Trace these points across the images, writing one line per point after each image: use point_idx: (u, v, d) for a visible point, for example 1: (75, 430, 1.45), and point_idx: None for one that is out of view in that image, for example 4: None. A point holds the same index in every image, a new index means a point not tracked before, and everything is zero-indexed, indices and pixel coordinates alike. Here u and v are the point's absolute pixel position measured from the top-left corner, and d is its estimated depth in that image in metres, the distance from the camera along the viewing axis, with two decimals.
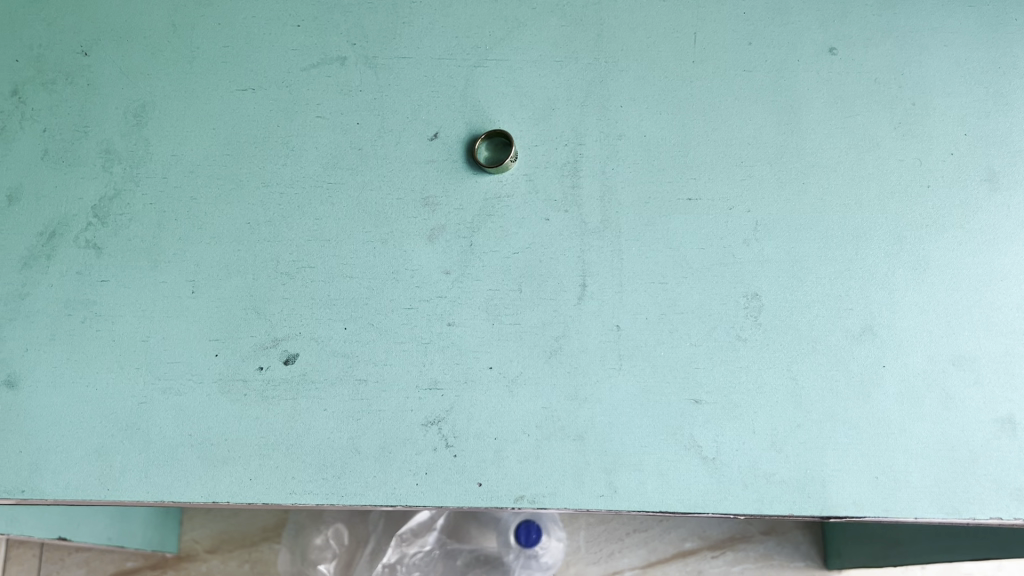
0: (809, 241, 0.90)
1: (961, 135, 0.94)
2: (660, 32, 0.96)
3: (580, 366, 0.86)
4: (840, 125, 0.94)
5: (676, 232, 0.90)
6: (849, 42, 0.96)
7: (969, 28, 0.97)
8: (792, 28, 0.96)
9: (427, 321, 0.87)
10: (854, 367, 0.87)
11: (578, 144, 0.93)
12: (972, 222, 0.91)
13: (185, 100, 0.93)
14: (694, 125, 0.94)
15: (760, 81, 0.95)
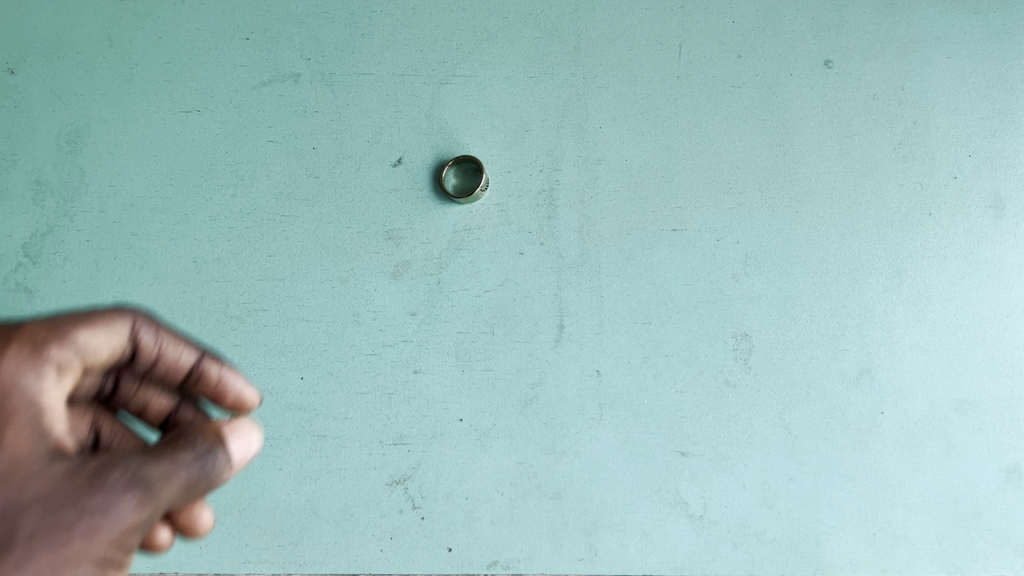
0: (803, 275, 0.84)
1: (964, 157, 0.87)
2: (642, 44, 0.88)
3: (557, 416, 0.80)
4: (836, 146, 0.87)
5: (659, 268, 0.84)
6: (847, 54, 0.89)
7: (974, 38, 0.90)
8: (785, 38, 0.89)
9: (392, 369, 0.80)
10: (851, 414, 0.81)
11: (554, 170, 0.85)
12: (976, 253, 0.85)
13: (123, 125, 0.85)
14: (679, 147, 0.86)
15: (751, 97, 0.88)
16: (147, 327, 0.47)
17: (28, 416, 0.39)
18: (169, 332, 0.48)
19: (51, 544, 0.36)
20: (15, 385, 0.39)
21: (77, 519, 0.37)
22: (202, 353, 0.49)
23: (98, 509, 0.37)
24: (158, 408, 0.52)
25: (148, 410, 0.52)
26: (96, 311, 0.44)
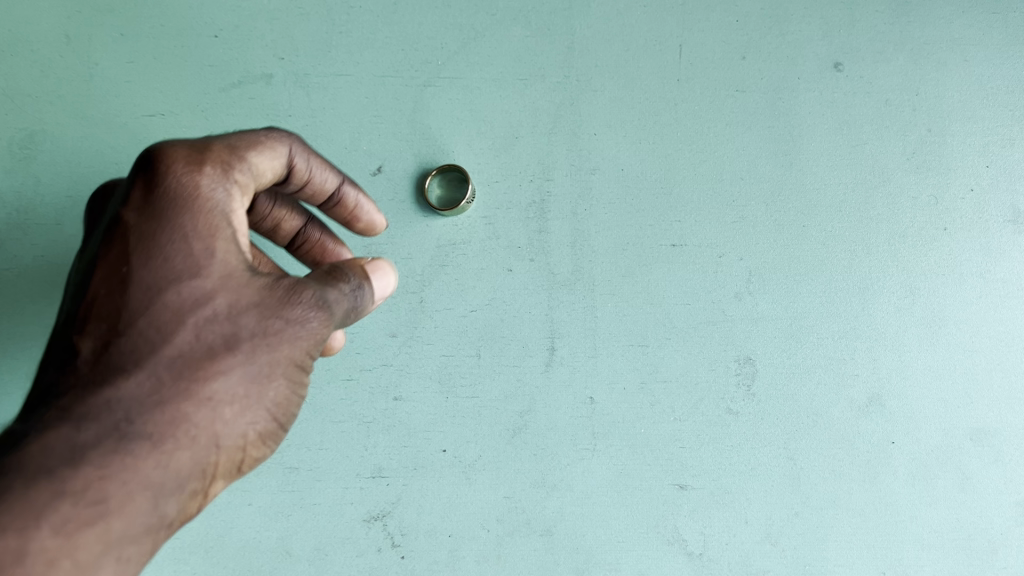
0: (810, 294, 0.79)
1: (982, 167, 0.82)
2: (640, 44, 0.83)
3: (547, 447, 0.75)
4: (846, 155, 0.82)
5: (657, 286, 0.78)
6: (858, 56, 0.84)
7: (993, 40, 0.85)
8: (792, 39, 0.84)
9: (370, 396, 0.75)
10: (860, 444, 0.76)
11: (545, 180, 0.80)
12: (994, 272, 0.80)
13: (81, 129, 0.79)
14: (679, 156, 0.81)
15: (755, 102, 0.82)
16: (300, 152, 0.56)
17: (229, 231, 0.47)
18: (317, 158, 0.57)
19: (268, 347, 0.45)
20: (215, 203, 0.47)
21: (281, 326, 0.46)
22: (341, 178, 0.59)
23: (294, 321, 0.46)
24: (288, 228, 0.63)
25: (281, 230, 0.63)
26: (260, 137, 0.52)
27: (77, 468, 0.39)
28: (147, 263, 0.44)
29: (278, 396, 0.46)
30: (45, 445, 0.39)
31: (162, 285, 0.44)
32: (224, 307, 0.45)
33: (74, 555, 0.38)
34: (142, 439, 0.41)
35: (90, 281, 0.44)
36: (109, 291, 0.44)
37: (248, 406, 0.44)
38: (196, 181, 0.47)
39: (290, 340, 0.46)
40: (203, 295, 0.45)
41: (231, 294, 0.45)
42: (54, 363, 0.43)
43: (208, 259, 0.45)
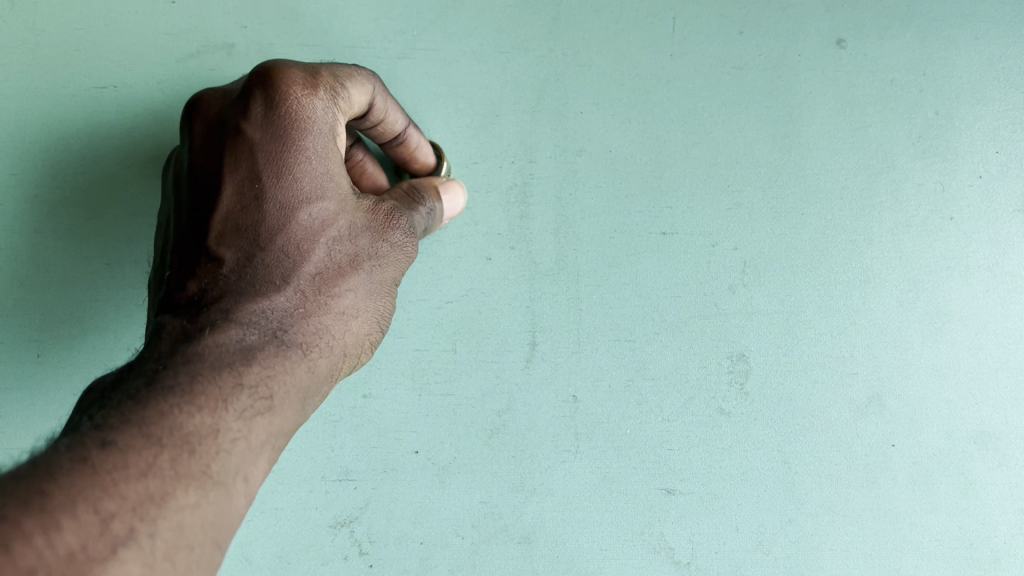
0: (808, 287, 0.74)
1: (991, 153, 0.77)
2: (631, 16, 0.77)
3: (526, 449, 0.71)
4: (848, 139, 0.77)
5: (646, 277, 0.73)
6: (863, 32, 0.78)
7: (1006, 16, 0.79)
8: (793, 13, 0.78)
9: (337, 393, 0.70)
10: (858, 446, 0.72)
11: (527, 162, 0.74)
12: (1002, 265, 0.75)
13: (25, 101, 0.73)
14: (671, 137, 0.76)
15: (753, 81, 0.77)
16: (380, 91, 0.64)
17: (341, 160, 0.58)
18: (392, 100, 0.65)
19: (378, 266, 0.59)
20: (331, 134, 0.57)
21: (391, 250, 0.60)
22: (408, 124, 0.67)
23: (399, 246, 0.61)
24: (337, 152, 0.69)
25: None
26: (353, 72, 0.60)
27: (249, 363, 0.50)
28: (280, 183, 0.55)
29: (383, 311, 0.60)
30: (219, 343, 0.50)
31: (295, 205, 0.55)
32: (343, 229, 0.57)
33: (249, 436, 0.47)
34: (294, 346, 0.53)
35: (228, 198, 0.55)
36: (250, 204, 0.55)
37: (368, 316, 0.58)
38: (315, 110, 0.56)
39: (393, 261, 0.60)
40: (330, 218, 0.56)
41: (348, 217, 0.58)
42: (202, 271, 0.54)
43: (328, 182, 0.56)
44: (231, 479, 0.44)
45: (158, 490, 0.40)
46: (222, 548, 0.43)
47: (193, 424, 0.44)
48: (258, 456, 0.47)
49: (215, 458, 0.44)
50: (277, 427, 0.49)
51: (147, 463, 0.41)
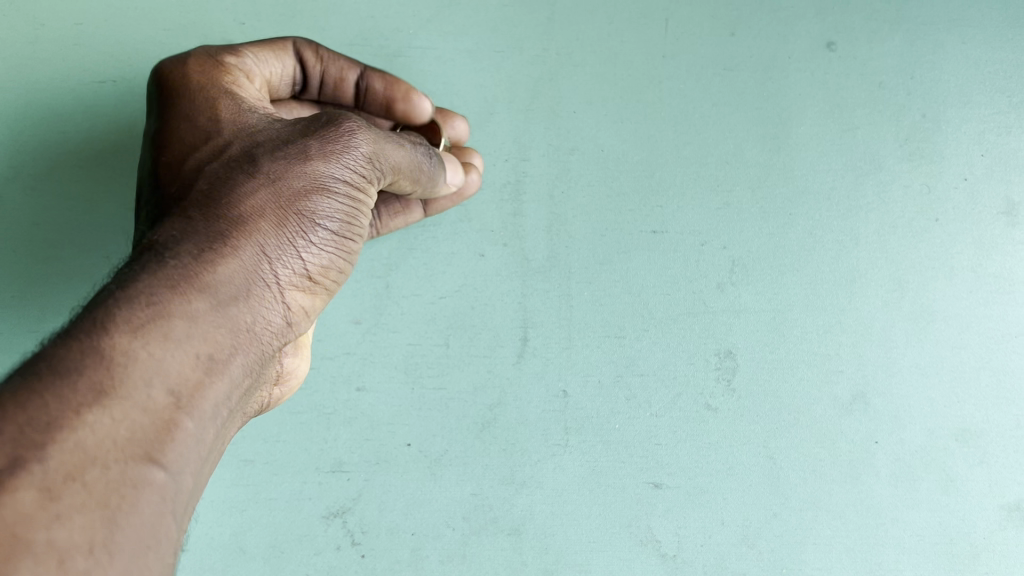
0: (795, 286, 0.75)
1: (977, 156, 0.79)
2: (624, 17, 0.78)
3: (517, 442, 0.72)
4: (837, 141, 0.78)
5: (636, 275, 0.75)
6: (852, 35, 0.80)
7: (992, 22, 0.81)
8: (784, 15, 0.79)
9: (332, 386, 0.72)
10: (842, 442, 0.74)
11: (520, 160, 0.76)
12: (986, 266, 0.77)
13: (25, 95, 0.74)
14: (662, 137, 0.77)
15: (744, 82, 0.78)
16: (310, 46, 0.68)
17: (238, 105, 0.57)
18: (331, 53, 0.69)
19: (297, 158, 0.53)
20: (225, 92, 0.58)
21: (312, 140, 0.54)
22: (365, 71, 0.70)
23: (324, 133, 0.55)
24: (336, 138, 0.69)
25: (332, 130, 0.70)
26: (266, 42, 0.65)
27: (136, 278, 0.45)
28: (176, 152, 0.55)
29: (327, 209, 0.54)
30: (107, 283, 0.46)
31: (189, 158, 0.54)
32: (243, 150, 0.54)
33: (145, 343, 0.42)
34: (194, 251, 0.48)
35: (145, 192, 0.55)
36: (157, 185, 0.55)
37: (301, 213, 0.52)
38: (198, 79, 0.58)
39: (318, 150, 0.54)
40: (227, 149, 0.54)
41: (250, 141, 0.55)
42: None
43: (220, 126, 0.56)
44: (129, 390, 0.41)
45: (40, 416, 0.37)
46: (152, 459, 0.41)
47: (76, 347, 0.40)
48: (169, 358, 0.43)
49: (106, 372, 0.40)
50: (188, 332, 0.44)
51: (27, 391, 0.38)
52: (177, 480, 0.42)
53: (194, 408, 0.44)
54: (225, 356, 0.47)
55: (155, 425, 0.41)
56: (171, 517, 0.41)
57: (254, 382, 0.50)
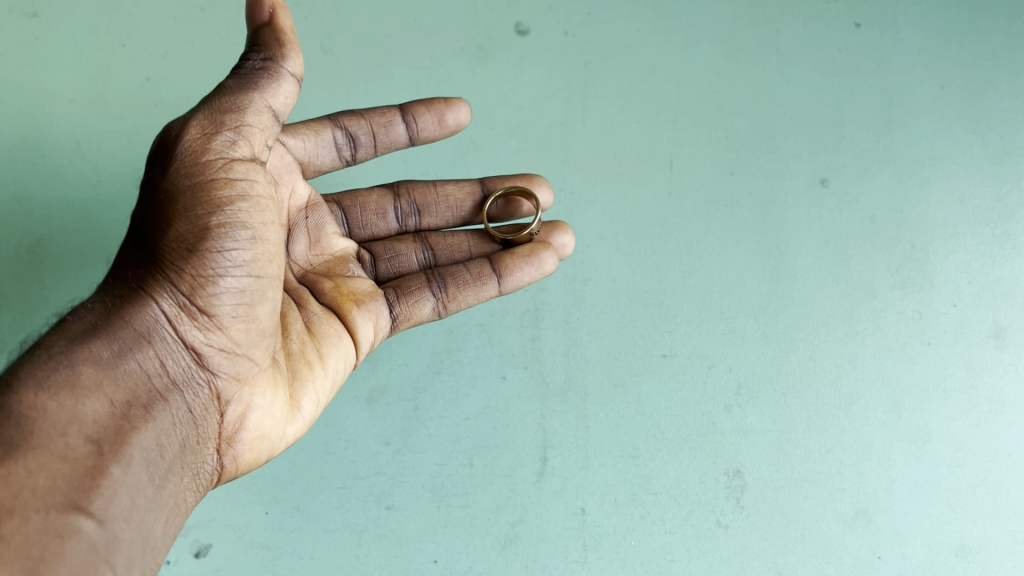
0: (798, 408, 0.80)
1: (964, 283, 0.84)
2: (633, 159, 0.85)
3: (538, 559, 0.76)
4: (833, 269, 0.84)
5: (648, 397, 0.80)
6: (843, 173, 0.87)
7: (974, 158, 0.88)
8: (780, 155, 0.87)
9: (363, 505, 0.76)
10: (846, 558, 0.77)
11: (539, 290, 0.82)
12: (977, 388, 0.82)
13: (88, 235, 0.80)
14: (670, 269, 0.83)
15: (745, 217, 0.85)
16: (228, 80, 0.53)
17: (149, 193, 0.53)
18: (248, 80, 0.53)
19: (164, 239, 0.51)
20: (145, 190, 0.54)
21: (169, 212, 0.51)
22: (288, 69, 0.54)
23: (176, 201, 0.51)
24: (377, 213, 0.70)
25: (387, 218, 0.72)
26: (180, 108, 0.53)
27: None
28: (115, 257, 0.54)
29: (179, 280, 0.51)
30: None
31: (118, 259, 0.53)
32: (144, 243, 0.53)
33: (53, 396, 0.47)
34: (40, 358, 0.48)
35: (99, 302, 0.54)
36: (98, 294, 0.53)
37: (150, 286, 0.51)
38: None
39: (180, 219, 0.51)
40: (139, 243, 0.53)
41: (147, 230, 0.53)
42: None
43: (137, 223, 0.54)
44: (43, 442, 0.45)
45: None
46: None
47: None
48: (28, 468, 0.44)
49: None
50: (97, 379, 0.48)
51: None
52: (111, 531, 0.46)
53: (119, 455, 0.48)
54: (146, 404, 0.50)
55: (77, 472, 0.46)
56: (146, 555, 0.49)
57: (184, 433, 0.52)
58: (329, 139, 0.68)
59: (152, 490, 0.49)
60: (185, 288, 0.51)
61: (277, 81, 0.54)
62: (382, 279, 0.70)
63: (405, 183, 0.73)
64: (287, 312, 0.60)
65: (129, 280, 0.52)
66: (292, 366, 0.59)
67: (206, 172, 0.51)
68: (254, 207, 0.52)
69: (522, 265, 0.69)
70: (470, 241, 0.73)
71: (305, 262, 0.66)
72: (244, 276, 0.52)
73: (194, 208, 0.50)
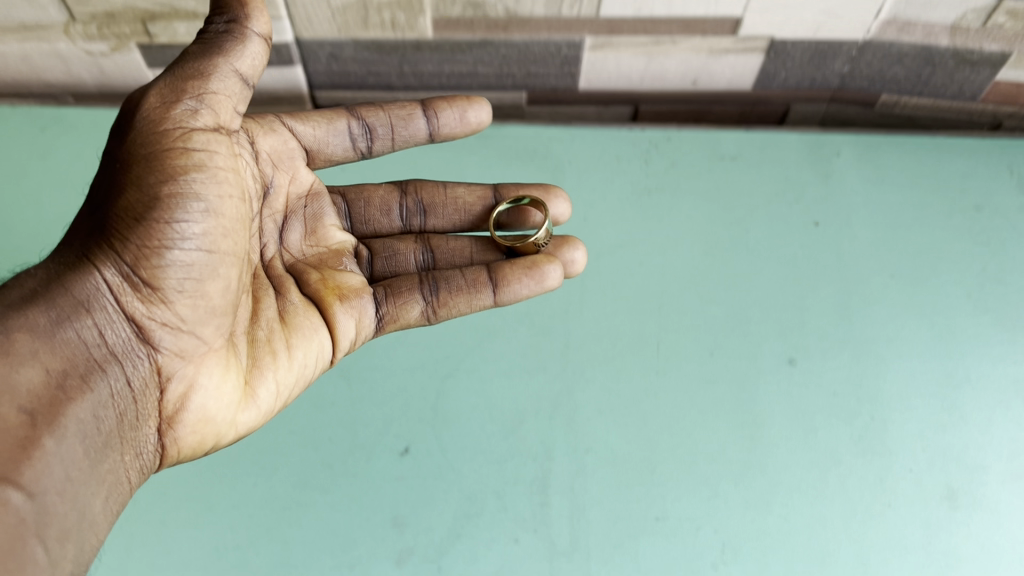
0: (776, 567, 0.89)
1: (919, 449, 0.95)
2: (625, 343, 1.01)
3: None
4: (803, 438, 0.96)
5: (644, 558, 0.89)
6: (807, 352, 1.01)
7: (924, 339, 1.01)
8: (752, 338, 1.01)
9: None
10: None
11: (546, 458, 0.94)
12: (937, 545, 0.90)
13: None
14: (661, 439, 0.95)
15: (724, 392, 0.98)
16: (197, 50, 0.70)
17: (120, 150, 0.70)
18: (211, 53, 0.70)
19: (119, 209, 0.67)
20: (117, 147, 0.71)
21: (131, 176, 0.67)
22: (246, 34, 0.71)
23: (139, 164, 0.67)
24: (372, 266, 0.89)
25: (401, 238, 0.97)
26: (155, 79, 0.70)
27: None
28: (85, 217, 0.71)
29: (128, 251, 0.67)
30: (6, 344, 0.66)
31: (89, 219, 0.70)
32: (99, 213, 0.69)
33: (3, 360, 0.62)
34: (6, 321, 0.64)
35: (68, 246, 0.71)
36: (67, 250, 0.70)
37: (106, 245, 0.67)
38: None
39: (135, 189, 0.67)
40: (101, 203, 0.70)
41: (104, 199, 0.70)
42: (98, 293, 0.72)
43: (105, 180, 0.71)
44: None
45: None
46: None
47: None
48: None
49: None
50: (40, 350, 0.64)
51: None
52: (39, 504, 0.60)
53: (56, 424, 0.62)
54: (84, 373, 0.66)
55: (20, 437, 0.60)
56: (82, 530, 0.63)
57: (118, 400, 0.67)
58: (342, 129, 0.91)
59: (84, 463, 0.64)
60: (134, 263, 0.67)
61: (241, 45, 0.71)
62: (378, 272, 0.95)
63: (415, 185, 0.98)
64: (263, 300, 0.81)
65: (86, 251, 0.68)
66: (233, 351, 0.75)
67: (164, 137, 0.67)
68: (204, 175, 0.69)
69: (516, 280, 0.88)
70: (470, 248, 0.97)
71: (299, 252, 0.89)
72: (189, 246, 0.68)
73: (148, 172, 0.67)
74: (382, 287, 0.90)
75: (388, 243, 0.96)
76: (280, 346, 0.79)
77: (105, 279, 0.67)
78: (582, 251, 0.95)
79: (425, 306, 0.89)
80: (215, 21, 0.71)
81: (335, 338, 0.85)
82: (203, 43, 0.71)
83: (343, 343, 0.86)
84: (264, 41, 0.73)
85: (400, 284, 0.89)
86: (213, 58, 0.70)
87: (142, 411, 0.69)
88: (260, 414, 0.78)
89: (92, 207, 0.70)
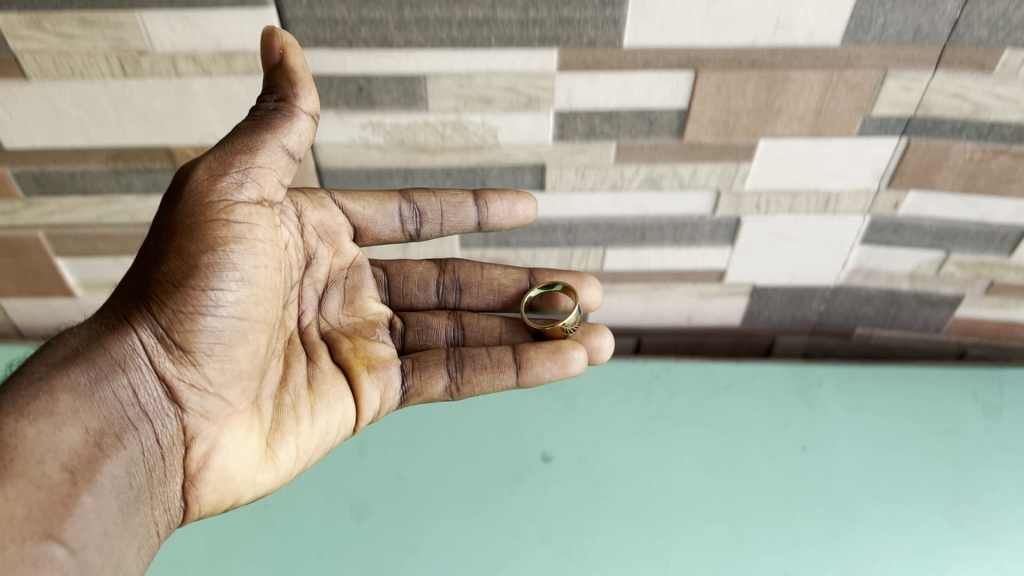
0: None
1: None
2: (636, 561, 1.11)
3: None
4: None
5: None
6: (803, 570, 1.09)
7: (909, 555, 1.10)
8: (751, 556, 1.11)
9: None
10: None
11: None
12: None
13: None
14: None
15: None
16: (248, 125, 0.76)
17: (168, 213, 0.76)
18: (261, 128, 0.75)
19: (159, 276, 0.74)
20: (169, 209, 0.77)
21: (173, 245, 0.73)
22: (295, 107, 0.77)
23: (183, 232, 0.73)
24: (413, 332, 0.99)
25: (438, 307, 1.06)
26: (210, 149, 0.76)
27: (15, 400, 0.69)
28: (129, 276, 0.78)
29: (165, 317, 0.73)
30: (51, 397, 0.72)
31: (133, 279, 0.77)
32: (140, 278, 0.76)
33: (40, 424, 0.67)
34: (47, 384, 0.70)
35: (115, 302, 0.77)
36: (111, 307, 0.76)
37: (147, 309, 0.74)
38: None
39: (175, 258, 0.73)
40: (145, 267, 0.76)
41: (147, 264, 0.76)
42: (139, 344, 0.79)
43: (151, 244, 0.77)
44: (27, 467, 0.65)
45: None
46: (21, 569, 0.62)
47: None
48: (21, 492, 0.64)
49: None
50: (78, 409, 0.70)
51: None
52: (75, 551, 0.66)
53: (88, 483, 0.68)
54: (117, 431, 0.72)
55: (52, 498, 0.65)
56: None
57: (149, 455, 0.73)
58: (392, 210, 0.99)
59: (119, 518, 0.70)
60: (172, 328, 0.73)
61: (286, 123, 0.76)
62: (411, 342, 1.03)
63: (454, 263, 1.06)
64: (292, 367, 0.89)
65: (127, 314, 0.74)
66: (257, 414, 0.81)
67: (208, 208, 0.73)
68: (239, 248, 0.75)
69: (536, 364, 0.94)
70: (499, 328, 1.05)
71: (336, 319, 0.99)
72: (221, 314, 0.75)
73: (189, 242, 0.73)
74: (411, 359, 0.97)
75: (421, 316, 1.04)
76: (304, 412, 0.86)
77: (140, 340, 0.73)
78: (607, 340, 1.02)
79: (450, 382, 0.95)
80: (267, 99, 0.77)
81: (359, 401, 0.92)
82: (254, 120, 0.76)
83: (367, 409, 0.93)
84: (310, 118, 0.78)
85: (428, 359, 0.96)
86: (262, 135, 0.75)
87: (169, 467, 0.75)
88: (278, 475, 0.84)
89: (140, 264, 0.77)
